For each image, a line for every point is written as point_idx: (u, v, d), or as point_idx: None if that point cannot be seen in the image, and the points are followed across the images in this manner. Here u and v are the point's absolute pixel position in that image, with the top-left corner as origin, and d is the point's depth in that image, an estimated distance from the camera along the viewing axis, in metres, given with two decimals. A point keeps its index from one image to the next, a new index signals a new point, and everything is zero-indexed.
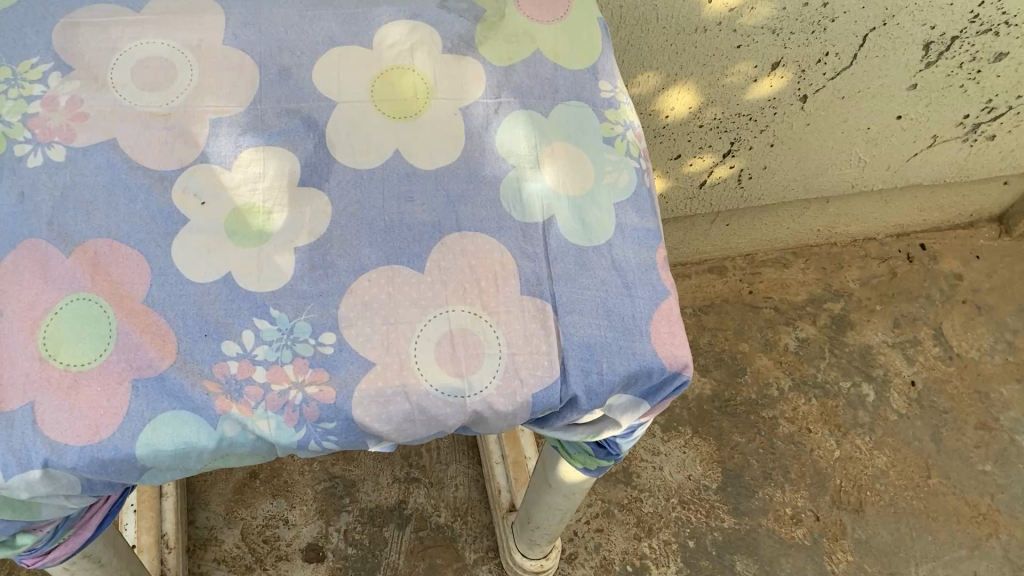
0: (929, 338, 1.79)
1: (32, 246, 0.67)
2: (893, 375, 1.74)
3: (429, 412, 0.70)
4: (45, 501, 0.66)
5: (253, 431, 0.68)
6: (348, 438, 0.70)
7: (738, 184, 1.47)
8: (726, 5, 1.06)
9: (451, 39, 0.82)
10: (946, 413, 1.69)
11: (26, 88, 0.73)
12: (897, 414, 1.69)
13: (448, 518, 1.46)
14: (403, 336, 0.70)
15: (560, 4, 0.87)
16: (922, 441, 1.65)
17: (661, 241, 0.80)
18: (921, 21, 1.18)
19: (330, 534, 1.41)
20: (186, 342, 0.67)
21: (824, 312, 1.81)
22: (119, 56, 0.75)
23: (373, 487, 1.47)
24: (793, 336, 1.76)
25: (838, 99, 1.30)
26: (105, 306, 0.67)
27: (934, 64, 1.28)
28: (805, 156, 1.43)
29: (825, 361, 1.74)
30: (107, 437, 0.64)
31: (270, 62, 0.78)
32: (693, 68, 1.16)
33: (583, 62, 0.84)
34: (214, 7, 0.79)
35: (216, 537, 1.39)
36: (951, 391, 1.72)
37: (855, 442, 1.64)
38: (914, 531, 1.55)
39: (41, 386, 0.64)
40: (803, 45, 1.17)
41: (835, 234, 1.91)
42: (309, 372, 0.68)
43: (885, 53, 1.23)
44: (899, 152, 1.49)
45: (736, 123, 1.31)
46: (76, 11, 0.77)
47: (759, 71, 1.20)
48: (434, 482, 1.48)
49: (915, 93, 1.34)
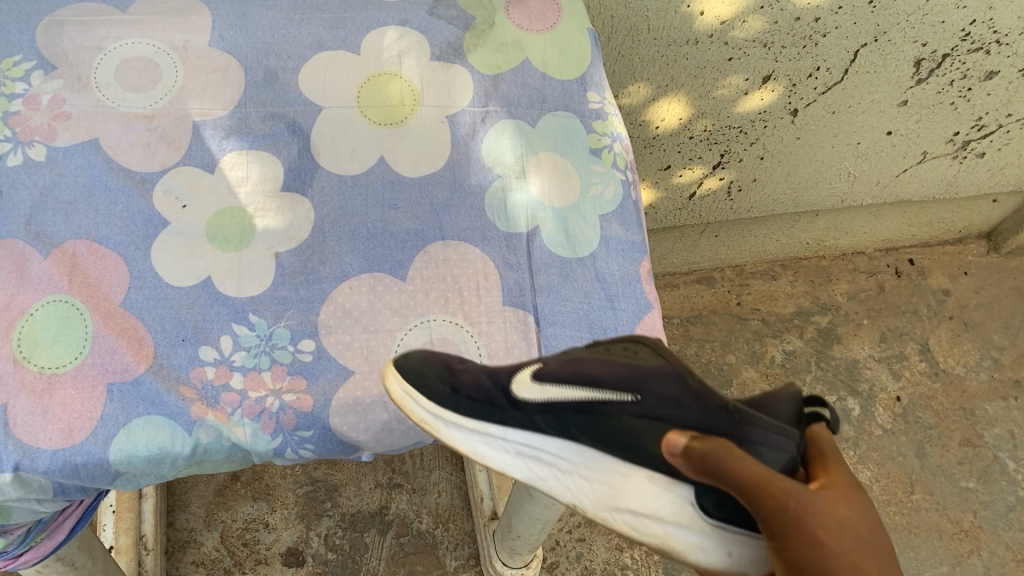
0: (915, 352, 1.55)
1: (10, 245, 0.67)
2: (879, 390, 1.50)
3: (407, 422, 0.70)
4: (16, 504, 0.64)
5: (228, 438, 0.67)
6: (325, 447, 0.69)
7: (729, 196, 1.40)
8: (717, 18, 1.02)
9: (439, 46, 0.81)
10: (933, 430, 1.46)
11: (8, 86, 0.72)
12: (883, 429, 1.45)
13: (429, 524, 1.31)
14: (382, 345, 0.70)
15: (550, 13, 0.86)
16: (907, 456, 1.43)
17: (646, 254, 0.79)
18: (913, 37, 1.11)
19: (311, 539, 1.27)
20: (163, 346, 0.67)
21: (811, 325, 1.57)
22: (104, 56, 0.75)
23: (355, 492, 1.32)
24: (780, 349, 1.53)
25: (828, 113, 1.23)
26: (81, 308, 0.66)
27: (925, 81, 1.20)
28: (797, 171, 1.36)
29: (811, 374, 1.51)
30: (80, 442, 0.63)
31: (256, 65, 0.77)
32: (683, 79, 1.12)
33: (572, 72, 0.84)
34: (202, 10, 0.78)
35: (195, 539, 1.25)
36: (936, 407, 1.49)
37: (841, 457, 1.41)
38: (896, 548, 1.33)
39: (14, 389, 0.63)
40: (795, 58, 1.11)
41: (824, 246, 1.66)
42: (286, 379, 0.68)
43: (876, 69, 1.16)
44: (885, 168, 1.40)
45: (727, 135, 1.25)
46: (61, 9, 0.76)
47: (751, 84, 1.14)
48: (417, 488, 1.33)
49: (906, 109, 1.26)
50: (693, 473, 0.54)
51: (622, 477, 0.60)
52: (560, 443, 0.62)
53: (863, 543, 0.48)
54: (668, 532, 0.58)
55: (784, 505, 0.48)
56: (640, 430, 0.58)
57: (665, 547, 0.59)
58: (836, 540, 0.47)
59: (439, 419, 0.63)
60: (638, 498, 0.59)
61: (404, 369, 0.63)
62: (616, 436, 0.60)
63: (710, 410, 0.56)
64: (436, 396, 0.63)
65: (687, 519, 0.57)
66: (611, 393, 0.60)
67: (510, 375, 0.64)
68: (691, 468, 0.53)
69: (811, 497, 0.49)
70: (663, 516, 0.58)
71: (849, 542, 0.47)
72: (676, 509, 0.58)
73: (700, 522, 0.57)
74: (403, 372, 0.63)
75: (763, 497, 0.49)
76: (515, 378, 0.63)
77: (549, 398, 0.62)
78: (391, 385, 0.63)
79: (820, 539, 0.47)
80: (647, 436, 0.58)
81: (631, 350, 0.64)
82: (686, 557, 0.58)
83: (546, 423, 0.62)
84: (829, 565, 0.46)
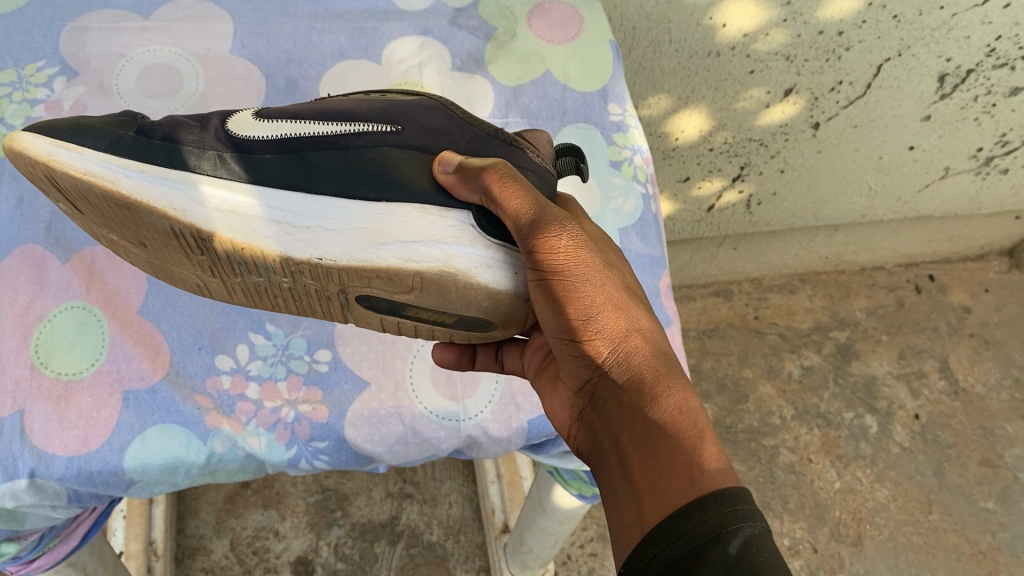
0: (935, 370, 1.49)
1: (29, 252, 0.68)
2: (897, 407, 1.44)
3: (422, 435, 0.70)
4: (30, 511, 0.63)
5: (243, 448, 0.66)
6: (339, 458, 0.69)
7: (749, 209, 1.36)
8: (740, 31, 0.98)
9: (460, 56, 0.82)
10: (952, 449, 1.41)
11: (30, 92, 0.73)
12: (900, 447, 1.40)
13: (440, 536, 1.24)
14: (399, 356, 0.71)
15: (572, 24, 0.86)
16: (925, 475, 1.38)
17: (665, 268, 0.79)
18: (937, 52, 1.07)
19: (321, 548, 1.21)
20: (179, 355, 0.67)
21: (830, 341, 1.50)
22: (125, 63, 0.75)
23: (366, 501, 1.25)
24: (798, 364, 1.47)
25: (851, 127, 1.19)
26: (99, 315, 0.67)
27: (949, 96, 1.17)
28: (818, 185, 1.32)
29: (828, 390, 1.45)
30: (95, 449, 0.63)
31: (278, 73, 0.78)
32: (705, 92, 1.08)
33: (593, 84, 0.83)
34: (224, 16, 0.78)
35: (205, 546, 1.19)
36: (956, 426, 1.44)
37: (856, 473, 1.37)
38: (914, 568, 1.29)
39: (31, 395, 0.63)
40: (818, 72, 1.07)
41: (843, 261, 1.57)
42: (302, 390, 0.68)
43: (899, 83, 1.12)
44: (910, 183, 1.36)
45: (747, 148, 1.21)
46: (84, 15, 0.77)
47: (772, 97, 1.10)
48: (428, 498, 1.26)
49: (929, 124, 1.22)
50: (465, 194, 0.53)
51: (380, 214, 0.52)
52: (294, 196, 0.51)
53: (624, 294, 0.51)
54: (447, 252, 0.52)
55: (566, 251, 0.50)
56: (401, 161, 0.52)
57: (451, 273, 0.52)
58: (604, 287, 0.50)
59: (113, 167, 0.48)
60: (404, 229, 0.52)
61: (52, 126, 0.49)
62: (369, 167, 0.52)
63: (478, 138, 0.54)
64: (107, 141, 0.49)
65: (464, 238, 0.53)
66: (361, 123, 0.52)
67: (223, 117, 0.52)
68: (467, 187, 0.52)
69: (583, 246, 0.50)
70: (442, 239, 0.53)
71: (612, 293, 0.50)
72: (455, 232, 0.53)
73: (480, 239, 0.53)
74: (50, 131, 0.48)
75: (547, 245, 0.49)
76: (231, 121, 0.52)
77: (285, 131, 0.51)
78: (29, 146, 0.47)
79: (591, 287, 0.49)
80: (411, 167, 0.53)
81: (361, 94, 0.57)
82: (473, 279, 0.52)
83: (281, 169, 0.52)
84: (595, 310, 0.49)
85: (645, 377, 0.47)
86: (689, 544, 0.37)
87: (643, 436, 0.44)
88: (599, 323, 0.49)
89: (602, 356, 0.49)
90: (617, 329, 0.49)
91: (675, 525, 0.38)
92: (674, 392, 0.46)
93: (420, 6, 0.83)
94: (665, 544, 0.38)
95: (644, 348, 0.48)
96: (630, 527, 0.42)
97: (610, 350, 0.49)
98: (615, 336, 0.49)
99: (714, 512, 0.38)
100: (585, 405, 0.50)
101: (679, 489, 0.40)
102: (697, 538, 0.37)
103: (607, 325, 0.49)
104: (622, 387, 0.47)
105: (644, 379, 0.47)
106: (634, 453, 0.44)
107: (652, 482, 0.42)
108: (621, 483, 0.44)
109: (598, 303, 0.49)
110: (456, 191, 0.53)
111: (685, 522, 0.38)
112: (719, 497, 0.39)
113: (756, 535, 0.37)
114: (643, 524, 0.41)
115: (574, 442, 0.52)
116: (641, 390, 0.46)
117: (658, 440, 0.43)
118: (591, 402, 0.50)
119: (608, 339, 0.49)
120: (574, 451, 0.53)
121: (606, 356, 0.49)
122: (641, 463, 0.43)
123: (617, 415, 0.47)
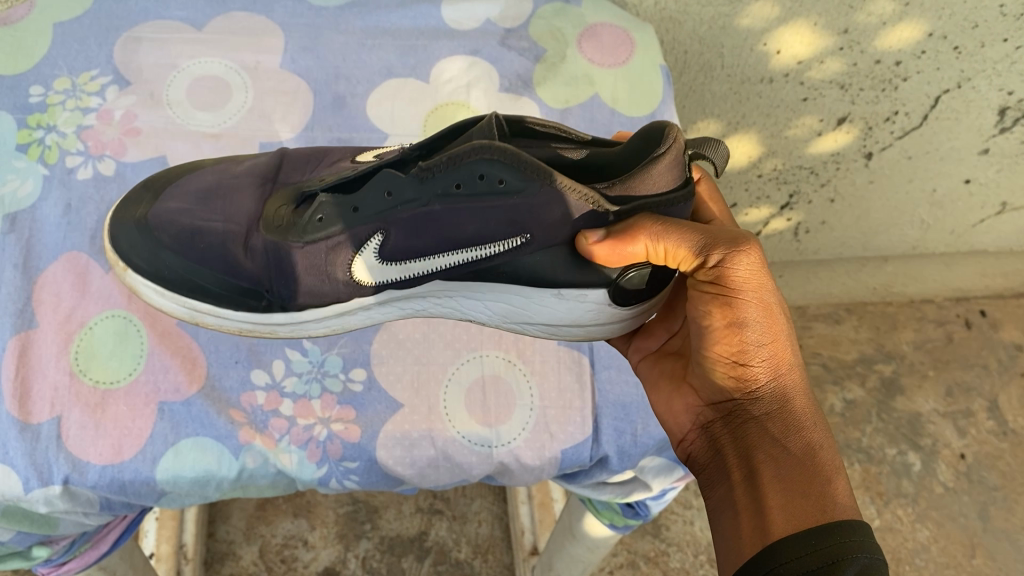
0: (985, 410, 1.40)
1: (74, 259, 0.69)
2: (942, 445, 1.37)
3: (453, 459, 0.69)
4: (63, 517, 0.64)
5: (274, 464, 0.67)
6: (369, 479, 0.69)
7: (796, 236, 1.33)
8: (795, 57, 0.96)
9: (509, 77, 0.83)
10: (998, 492, 1.33)
11: (84, 100, 0.76)
12: (944, 486, 1.33)
13: (468, 555, 1.22)
14: (434, 378, 0.71)
15: (624, 46, 0.85)
16: (969, 518, 1.31)
17: None
18: (999, 85, 1.00)
19: (349, 560, 1.19)
20: (216, 368, 0.68)
21: (874, 374, 1.43)
22: (176, 74, 0.78)
23: (396, 515, 1.23)
24: (840, 397, 1.40)
25: (905, 158, 1.14)
26: (138, 324, 0.68)
27: (1009, 131, 1.09)
28: (868, 215, 1.27)
29: (870, 425, 1.38)
30: (129, 459, 0.64)
31: (325, 89, 0.80)
32: (756, 118, 1.06)
33: (642, 108, 0.83)
34: (276, 31, 0.82)
35: (234, 552, 1.17)
36: (1004, 469, 1.36)
37: (897, 512, 1.31)
38: None
39: (69, 401, 0.64)
40: (872, 101, 1.03)
41: (891, 292, 1.49)
42: (336, 409, 0.69)
43: (957, 116, 1.06)
44: (964, 217, 1.29)
45: (797, 176, 1.18)
46: (141, 26, 0.80)
47: (824, 125, 1.07)
48: (457, 515, 1.24)
49: (987, 158, 1.14)
50: (617, 259, 0.53)
51: (522, 299, 0.60)
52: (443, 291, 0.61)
53: (790, 331, 0.53)
54: (584, 328, 0.62)
55: (749, 272, 0.50)
56: (533, 266, 0.57)
57: (588, 335, 0.63)
58: (775, 319, 0.52)
59: (261, 324, 0.63)
60: (539, 313, 0.61)
61: (176, 287, 0.62)
62: (502, 274, 0.59)
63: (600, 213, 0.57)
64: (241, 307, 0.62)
65: (601, 315, 0.60)
66: (496, 245, 0.57)
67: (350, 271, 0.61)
68: (611, 244, 0.52)
69: (769, 276, 0.52)
70: (582, 319, 0.61)
71: (782, 328, 0.52)
72: (593, 312, 0.60)
73: (614, 314, 0.60)
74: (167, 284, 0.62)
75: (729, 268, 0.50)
76: (366, 271, 0.61)
77: (421, 276, 0.60)
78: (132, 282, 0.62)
79: (767, 318, 0.51)
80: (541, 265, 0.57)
81: (480, 176, 0.54)
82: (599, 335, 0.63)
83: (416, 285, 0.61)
84: (764, 334, 0.51)
85: (793, 412, 0.49)
86: (808, 564, 0.40)
87: (783, 465, 0.46)
88: (764, 349, 0.51)
89: (759, 381, 0.50)
90: (778, 360, 0.51)
91: (797, 544, 0.41)
92: (819, 434, 0.48)
93: (471, 25, 0.85)
94: (785, 559, 0.41)
95: (795, 384, 0.51)
96: (749, 539, 0.44)
97: (769, 379, 0.50)
98: (773, 365, 0.51)
99: (834, 540, 0.41)
100: (714, 417, 0.52)
101: (812, 512, 0.43)
102: (818, 560, 0.40)
103: (768, 355, 0.51)
104: (773, 415, 0.49)
105: (796, 416, 0.49)
106: (766, 473, 0.46)
107: (783, 502, 0.44)
108: (745, 497, 0.46)
109: (767, 332, 0.51)
110: (604, 258, 0.53)
111: (805, 544, 0.41)
112: (838, 526, 0.41)
113: (872, 566, 0.39)
114: (766, 536, 0.43)
115: (688, 448, 0.54)
116: (787, 423, 0.49)
117: (793, 469, 0.46)
118: (725, 417, 0.51)
119: (771, 370, 0.51)
120: (682, 455, 0.55)
121: (763, 384, 0.50)
122: (774, 484, 0.45)
123: (758, 437, 0.49)
